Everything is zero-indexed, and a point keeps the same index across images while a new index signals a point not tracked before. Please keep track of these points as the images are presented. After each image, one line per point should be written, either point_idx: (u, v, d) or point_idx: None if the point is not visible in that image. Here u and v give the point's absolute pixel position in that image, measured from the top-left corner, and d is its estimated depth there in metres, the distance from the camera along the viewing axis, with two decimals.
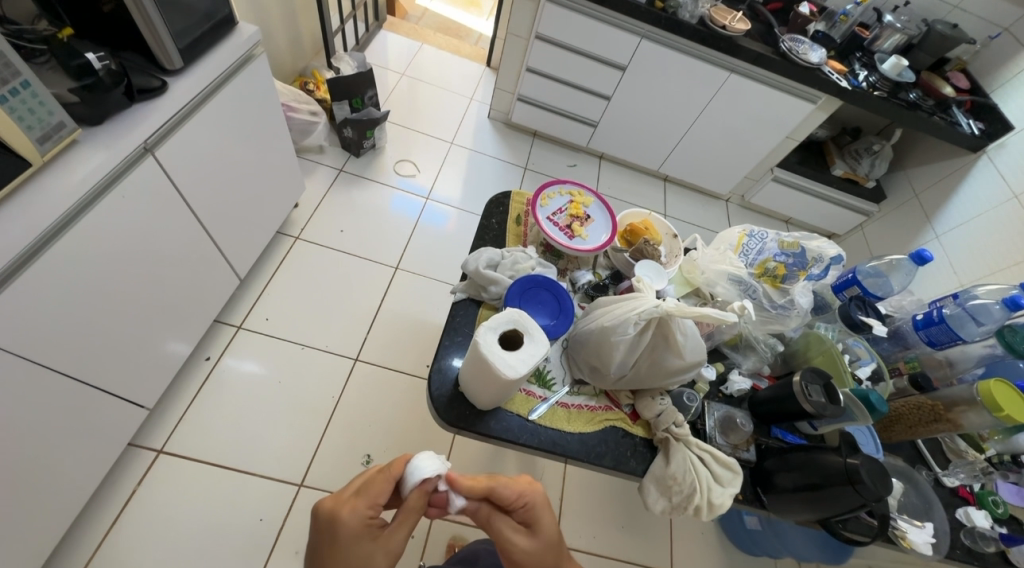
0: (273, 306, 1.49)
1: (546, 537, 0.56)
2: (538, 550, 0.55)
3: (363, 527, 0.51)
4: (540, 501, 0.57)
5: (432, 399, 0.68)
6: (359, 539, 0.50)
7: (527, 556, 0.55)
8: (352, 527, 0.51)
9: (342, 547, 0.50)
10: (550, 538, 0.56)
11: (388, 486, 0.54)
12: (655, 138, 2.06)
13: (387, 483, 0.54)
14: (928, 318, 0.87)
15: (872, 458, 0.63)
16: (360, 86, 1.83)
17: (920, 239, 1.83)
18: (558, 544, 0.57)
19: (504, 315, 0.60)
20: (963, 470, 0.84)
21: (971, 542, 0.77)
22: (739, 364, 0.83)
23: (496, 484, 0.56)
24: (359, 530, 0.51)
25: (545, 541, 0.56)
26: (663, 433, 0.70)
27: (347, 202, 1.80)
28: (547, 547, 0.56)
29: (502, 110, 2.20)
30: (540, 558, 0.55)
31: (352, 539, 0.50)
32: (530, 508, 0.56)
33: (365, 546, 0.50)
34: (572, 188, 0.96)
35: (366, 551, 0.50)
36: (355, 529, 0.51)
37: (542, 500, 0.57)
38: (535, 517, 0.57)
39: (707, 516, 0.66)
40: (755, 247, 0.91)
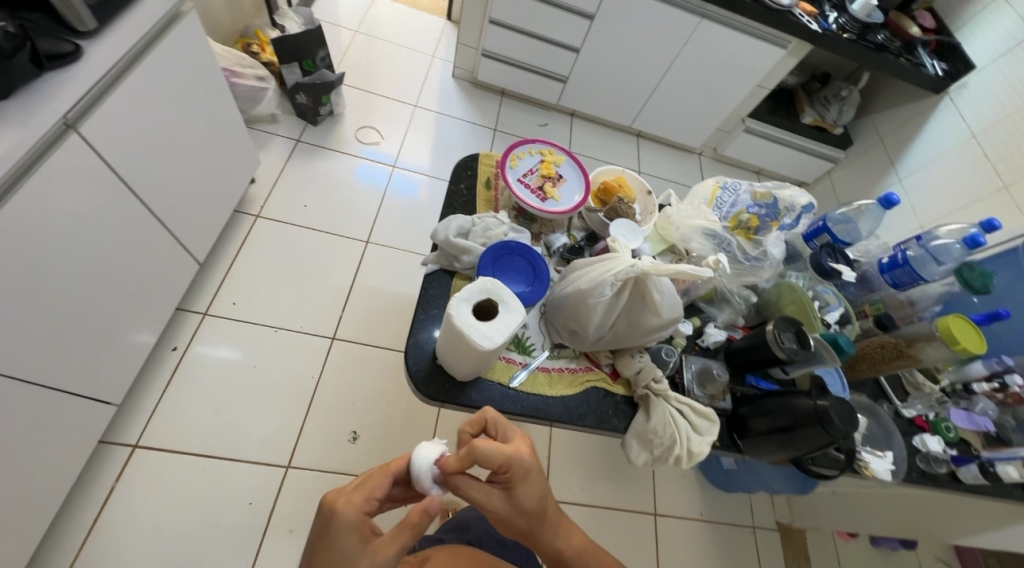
0: (239, 290, 1.42)
1: (519, 505, 0.56)
2: (509, 513, 0.57)
3: (356, 521, 0.52)
4: (519, 472, 0.55)
5: (410, 375, 0.66)
6: (351, 532, 0.51)
7: (497, 515, 0.57)
8: (346, 518, 0.52)
9: (333, 537, 0.51)
10: (524, 507, 0.56)
11: (386, 481, 0.55)
12: (627, 92, 2.00)
13: (384, 477, 0.55)
14: (893, 261, 0.89)
15: (840, 399, 0.65)
16: (309, 46, 1.68)
17: (884, 183, 1.87)
18: (532, 513, 0.57)
19: (477, 285, 0.58)
20: (920, 401, 0.89)
21: (925, 466, 0.83)
22: (714, 317, 0.84)
23: (478, 457, 0.52)
24: (352, 523, 0.52)
25: (518, 508, 0.56)
26: (643, 390, 0.71)
27: (308, 174, 1.70)
28: (518, 514, 0.56)
29: (466, 67, 2.08)
30: (511, 520, 0.57)
31: (344, 529, 0.51)
32: (510, 478, 0.55)
33: (355, 541, 0.51)
34: (543, 147, 0.92)
35: (355, 547, 0.51)
36: (349, 520, 0.52)
37: (525, 471, 0.55)
38: (513, 487, 0.55)
39: (687, 464, 0.68)
40: (728, 200, 0.90)
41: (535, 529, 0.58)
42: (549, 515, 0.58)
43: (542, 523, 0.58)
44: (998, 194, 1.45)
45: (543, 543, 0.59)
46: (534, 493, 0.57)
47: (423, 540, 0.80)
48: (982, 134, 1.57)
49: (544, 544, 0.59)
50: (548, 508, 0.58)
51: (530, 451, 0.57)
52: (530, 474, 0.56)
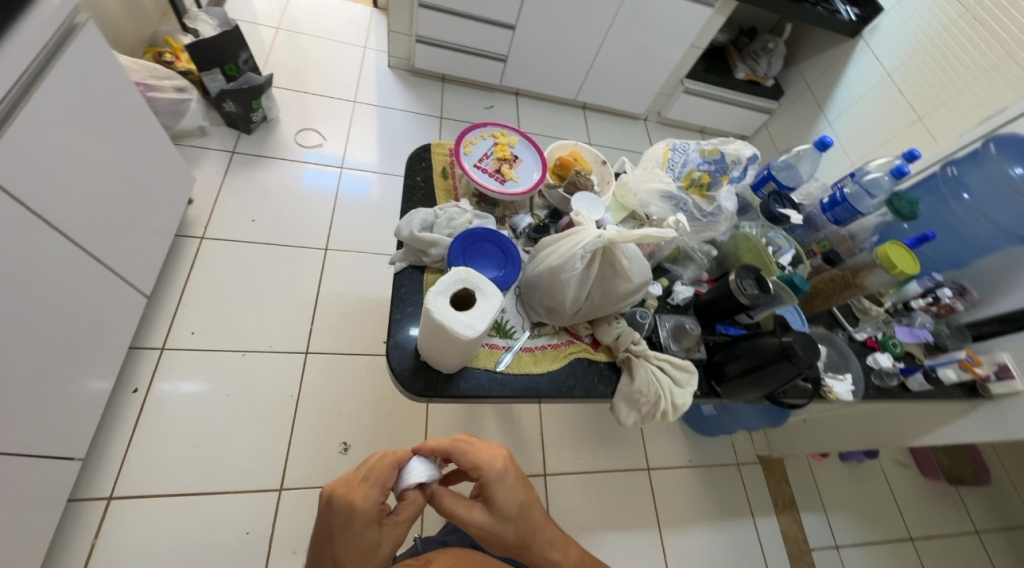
0: (195, 318, 1.34)
1: (500, 513, 0.57)
2: (493, 525, 0.58)
3: (375, 510, 0.53)
4: (493, 477, 0.58)
5: (395, 375, 0.65)
6: (370, 522, 0.52)
7: (482, 529, 0.57)
8: (365, 510, 0.52)
9: (351, 530, 0.51)
10: (506, 514, 0.58)
11: (394, 473, 0.56)
12: (566, 65, 2.00)
13: (391, 468, 0.56)
14: (833, 200, 0.95)
15: (801, 333, 0.70)
16: (228, 49, 1.56)
17: (816, 128, 1.99)
18: (516, 521, 0.58)
19: (450, 276, 0.56)
20: (870, 324, 0.97)
21: (879, 381, 0.91)
22: (681, 275, 0.87)
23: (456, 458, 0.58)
24: (373, 513, 0.52)
25: (501, 517, 0.58)
26: (624, 354, 0.74)
27: (251, 186, 1.61)
28: (501, 522, 0.58)
29: (402, 56, 2.01)
30: (496, 531, 0.57)
31: (363, 521, 0.52)
32: (485, 481, 0.58)
33: (373, 531, 0.52)
34: (494, 130, 0.91)
35: (374, 537, 0.52)
36: (368, 513, 0.52)
37: (496, 474, 0.58)
38: (490, 494, 0.58)
39: (673, 417, 0.72)
40: (679, 160, 0.93)
41: (524, 538, 0.59)
42: (533, 520, 0.60)
43: (529, 532, 0.59)
44: (915, 126, 1.59)
45: (535, 555, 0.60)
46: (514, 499, 0.59)
47: (426, 543, 0.81)
48: (895, 72, 1.68)
49: (533, 553, 0.60)
50: (532, 513, 0.60)
51: (506, 458, 0.61)
52: (504, 477, 0.59)
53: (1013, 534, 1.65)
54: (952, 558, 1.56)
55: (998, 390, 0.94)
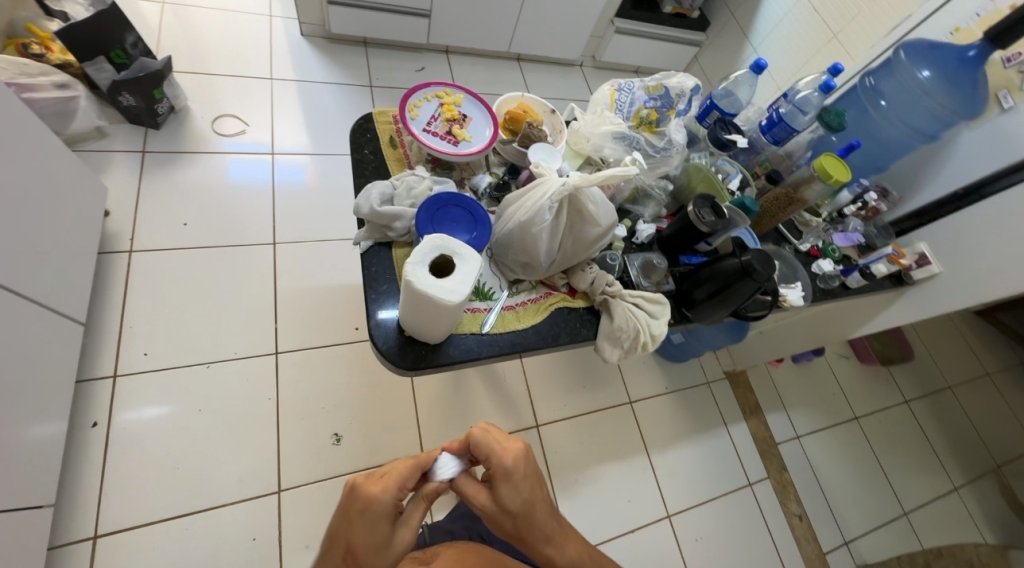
0: (144, 337, 1.25)
1: (503, 504, 0.59)
2: (496, 513, 0.60)
3: (388, 506, 0.56)
4: (501, 472, 0.60)
5: (381, 355, 0.65)
6: (383, 516, 0.56)
7: (485, 513, 0.61)
8: (381, 502, 0.56)
9: (365, 519, 0.55)
10: (508, 508, 0.60)
11: (413, 474, 0.60)
12: (493, 16, 1.92)
13: (413, 468, 0.60)
14: (771, 121, 0.98)
15: (757, 250, 0.75)
16: (109, 33, 1.36)
17: (742, 55, 2.04)
18: (516, 515, 0.60)
19: (424, 244, 0.54)
20: (812, 235, 1.06)
21: (824, 284, 1.01)
22: (642, 215, 0.90)
23: (473, 448, 0.62)
24: (386, 508, 0.56)
25: (503, 509, 0.60)
26: (601, 296, 0.77)
27: (173, 188, 1.46)
28: (504, 513, 0.60)
29: (316, 21, 1.85)
30: (497, 519, 0.60)
31: (378, 513, 0.56)
32: (495, 473, 0.60)
33: (386, 525, 0.56)
34: (438, 89, 0.86)
35: (386, 532, 0.55)
36: (381, 506, 0.56)
37: (503, 470, 0.60)
38: (495, 486, 0.60)
39: (652, 346, 0.77)
40: (627, 100, 0.92)
41: (524, 531, 0.60)
42: (536, 517, 0.61)
43: (526, 529, 0.60)
44: (831, 43, 1.66)
45: (534, 550, 0.61)
46: (519, 495, 0.60)
47: (434, 534, 0.85)
48: None
49: (533, 549, 0.61)
50: (535, 512, 0.61)
51: (521, 453, 0.62)
52: (512, 473, 0.60)
53: (935, 398, 1.93)
54: (889, 427, 1.81)
55: (920, 276, 1.07)
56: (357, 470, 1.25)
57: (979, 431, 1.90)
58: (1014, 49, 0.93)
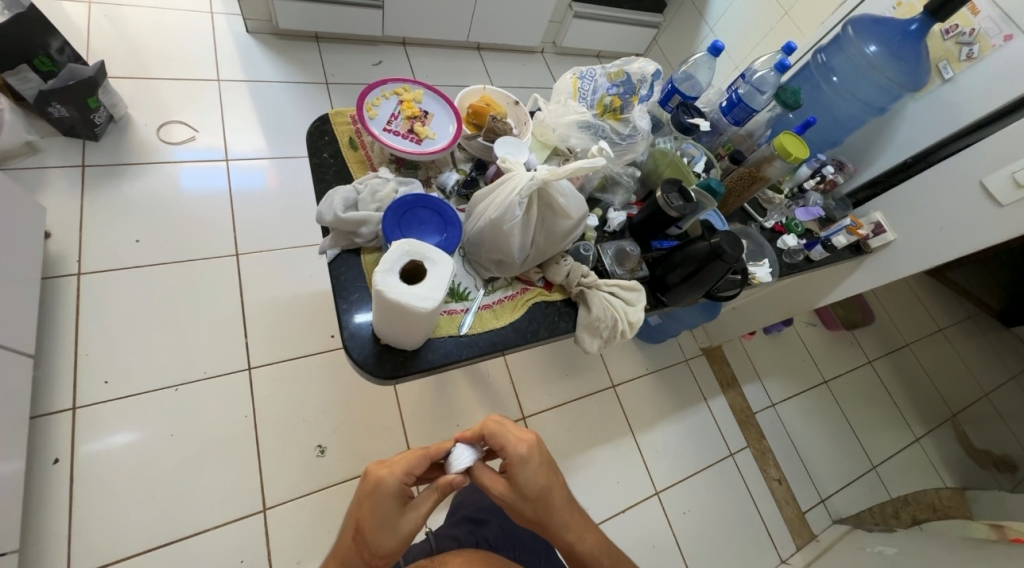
0: (103, 364, 1.17)
1: (519, 488, 0.62)
2: (514, 499, 0.63)
3: (395, 489, 0.59)
4: (517, 461, 0.62)
5: (359, 366, 0.63)
6: (391, 497, 0.59)
7: (505, 500, 0.63)
8: (388, 485, 0.59)
9: (378, 502, 0.58)
10: (526, 493, 0.62)
11: (422, 461, 0.62)
12: (448, 5, 1.87)
13: (423, 456, 0.62)
14: (731, 102, 1.00)
15: (726, 232, 0.76)
16: (30, 38, 1.25)
17: (699, 36, 2.07)
18: (533, 499, 0.62)
19: (393, 251, 0.51)
20: (776, 212, 1.09)
21: (789, 259, 1.05)
22: (612, 203, 0.90)
23: (488, 437, 0.63)
24: (393, 490, 0.59)
25: (521, 494, 0.62)
26: (577, 288, 0.77)
27: (120, 202, 1.37)
28: (522, 497, 0.62)
29: (262, 17, 1.76)
30: (516, 505, 0.63)
31: (385, 496, 0.59)
32: (511, 461, 0.62)
33: (393, 506, 0.59)
34: (396, 86, 0.82)
35: (393, 512, 0.58)
36: (388, 488, 0.59)
37: (517, 457, 0.62)
38: (512, 473, 0.62)
39: (630, 333, 0.78)
40: (589, 87, 0.90)
41: (541, 514, 0.63)
42: (552, 502, 0.63)
43: (545, 513, 0.63)
44: (783, 20, 1.70)
45: (552, 533, 0.64)
46: (535, 481, 0.62)
47: (440, 541, 0.84)
48: None
49: (552, 532, 0.64)
50: (551, 497, 0.63)
51: (534, 444, 0.64)
52: (527, 460, 0.62)
53: (895, 355, 2.05)
54: (855, 388, 1.91)
55: (876, 244, 1.12)
56: (345, 480, 1.23)
57: (935, 383, 2.03)
58: (952, 22, 0.98)
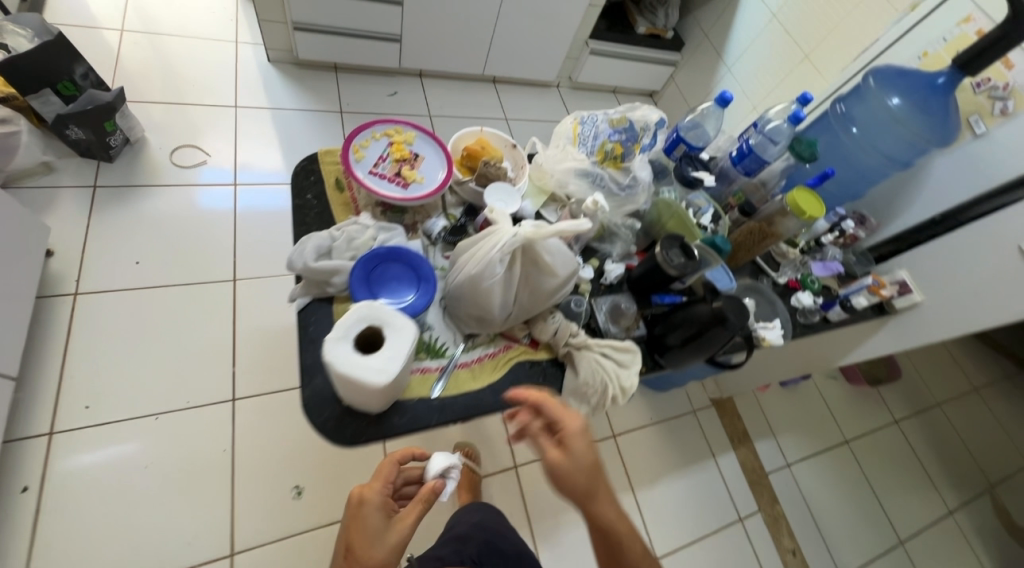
0: (86, 389, 1.15)
1: (576, 460, 0.57)
2: (569, 473, 0.57)
3: (380, 500, 0.62)
4: (575, 430, 0.58)
5: (318, 430, 0.58)
6: (378, 509, 0.61)
7: (558, 474, 0.57)
8: (373, 498, 0.62)
9: (364, 515, 0.61)
10: (583, 467, 0.57)
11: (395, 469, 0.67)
12: (465, 40, 1.90)
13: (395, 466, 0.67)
14: (741, 152, 0.95)
15: (730, 297, 0.71)
16: (55, 63, 1.29)
17: (717, 76, 2.05)
18: (591, 474, 0.57)
19: (350, 315, 0.47)
20: (790, 267, 1.01)
21: (804, 319, 0.97)
22: (610, 253, 0.84)
23: (540, 406, 0.60)
24: (378, 503, 0.62)
25: (579, 466, 0.57)
26: (564, 348, 0.71)
27: (125, 224, 1.38)
28: (579, 471, 0.57)
29: (283, 48, 1.81)
30: (572, 478, 0.57)
31: (371, 509, 0.61)
32: (567, 430, 0.58)
33: (381, 519, 0.61)
34: (386, 127, 0.80)
35: (380, 524, 0.60)
36: (372, 500, 0.62)
37: (577, 426, 0.57)
38: (569, 443, 0.58)
39: (623, 399, 0.71)
40: (590, 133, 0.85)
41: (593, 491, 0.58)
42: (603, 480, 0.59)
43: (597, 489, 0.58)
44: (803, 63, 1.67)
45: (599, 511, 0.58)
46: (591, 456, 0.58)
47: None
48: (778, 13, 1.75)
49: (598, 511, 0.58)
50: (602, 475, 0.59)
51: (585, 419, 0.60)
52: (583, 433, 0.58)
53: (925, 416, 1.90)
54: (879, 449, 1.77)
55: (901, 304, 1.03)
56: (321, 526, 1.16)
57: (969, 448, 1.86)
58: (983, 75, 0.92)
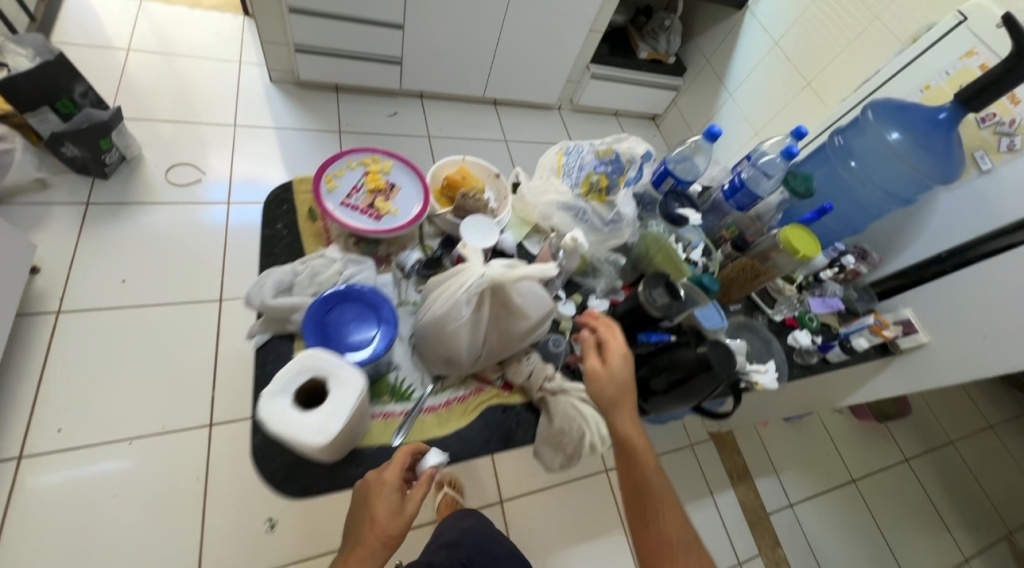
0: (60, 410, 1.13)
1: (612, 372, 0.63)
2: (602, 381, 0.63)
3: (393, 485, 0.53)
4: (619, 348, 0.64)
5: (267, 480, 0.55)
6: (390, 494, 0.52)
7: (593, 377, 0.63)
8: (385, 482, 0.53)
9: (377, 500, 0.52)
10: (616, 380, 0.62)
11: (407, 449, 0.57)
12: (465, 63, 1.91)
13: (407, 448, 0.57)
14: (732, 186, 0.93)
15: (716, 343, 0.66)
16: (55, 83, 1.30)
17: (719, 101, 2.03)
18: (620, 390, 0.62)
19: (291, 366, 0.44)
20: (786, 305, 0.96)
21: (801, 360, 0.92)
22: (593, 289, 0.80)
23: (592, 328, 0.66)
24: (391, 486, 0.53)
25: (614, 377, 0.62)
26: (539, 393, 0.66)
27: (114, 241, 1.37)
28: (612, 381, 0.62)
29: (285, 69, 1.83)
30: (603, 385, 0.62)
31: (385, 495, 0.52)
32: (610, 347, 0.64)
33: (396, 500, 0.52)
34: (363, 156, 0.78)
35: (396, 506, 0.52)
36: (384, 485, 0.53)
37: (620, 347, 0.63)
38: (611, 358, 0.64)
39: (602, 448, 0.67)
40: (575, 163, 0.84)
41: (617, 407, 0.62)
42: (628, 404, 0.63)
43: (621, 407, 0.62)
44: (805, 91, 1.65)
45: (617, 428, 0.62)
46: (626, 377, 0.63)
47: None
48: (780, 41, 1.73)
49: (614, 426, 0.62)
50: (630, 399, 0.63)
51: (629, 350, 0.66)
52: (625, 355, 0.64)
53: (937, 455, 1.81)
54: (889, 490, 1.68)
55: (906, 345, 0.96)
56: (292, 562, 1.11)
57: (985, 492, 1.77)
58: (988, 109, 0.89)
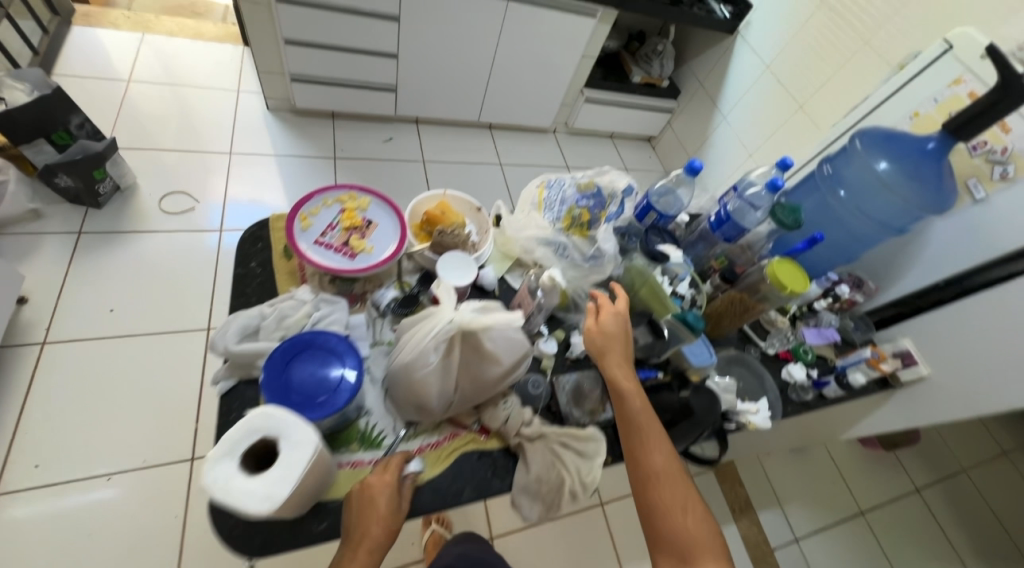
0: (39, 446, 1.10)
1: (599, 321, 0.66)
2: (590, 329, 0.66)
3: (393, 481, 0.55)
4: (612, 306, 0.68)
5: (224, 539, 0.52)
6: (392, 490, 0.54)
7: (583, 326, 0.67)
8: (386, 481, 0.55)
9: (380, 500, 0.53)
10: (603, 328, 0.66)
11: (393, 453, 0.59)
12: (459, 89, 1.94)
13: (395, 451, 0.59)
14: (719, 218, 0.90)
15: (699, 390, 0.69)
16: (51, 115, 1.32)
17: (712, 123, 2.04)
18: (607, 335, 0.65)
19: (239, 427, 0.43)
20: (779, 337, 0.94)
21: (797, 396, 0.88)
22: (577, 324, 0.78)
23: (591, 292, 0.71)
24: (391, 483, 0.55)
25: (601, 326, 0.66)
26: (516, 439, 0.64)
27: (104, 270, 1.37)
28: (599, 329, 0.66)
29: (281, 96, 1.85)
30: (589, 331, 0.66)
31: (387, 491, 0.54)
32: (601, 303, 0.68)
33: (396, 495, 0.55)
34: (340, 194, 0.77)
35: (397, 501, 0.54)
36: (385, 483, 0.54)
37: (609, 303, 0.67)
38: (601, 310, 0.67)
39: (585, 497, 0.62)
40: (556, 198, 0.82)
41: (604, 351, 0.64)
42: (616, 351, 0.64)
43: (607, 351, 0.64)
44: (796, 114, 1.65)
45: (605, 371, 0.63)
46: (614, 326, 0.66)
47: None
48: (771, 65, 1.74)
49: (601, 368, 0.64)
50: (618, 347, 0.65)
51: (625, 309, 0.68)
52: (615, 310, 0.67)
53: (949, 483, 1.73)
54: (899, 522, 1.60)
55: (906, 377, 0.93)
56: None
57: (1001, 523, 1.68)
58: (979, 137, 0.87)
